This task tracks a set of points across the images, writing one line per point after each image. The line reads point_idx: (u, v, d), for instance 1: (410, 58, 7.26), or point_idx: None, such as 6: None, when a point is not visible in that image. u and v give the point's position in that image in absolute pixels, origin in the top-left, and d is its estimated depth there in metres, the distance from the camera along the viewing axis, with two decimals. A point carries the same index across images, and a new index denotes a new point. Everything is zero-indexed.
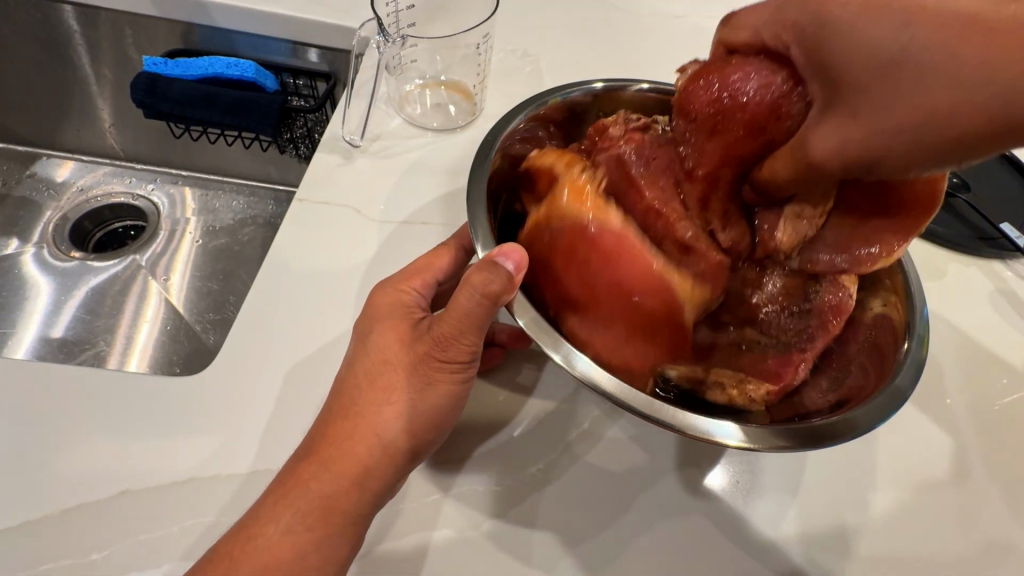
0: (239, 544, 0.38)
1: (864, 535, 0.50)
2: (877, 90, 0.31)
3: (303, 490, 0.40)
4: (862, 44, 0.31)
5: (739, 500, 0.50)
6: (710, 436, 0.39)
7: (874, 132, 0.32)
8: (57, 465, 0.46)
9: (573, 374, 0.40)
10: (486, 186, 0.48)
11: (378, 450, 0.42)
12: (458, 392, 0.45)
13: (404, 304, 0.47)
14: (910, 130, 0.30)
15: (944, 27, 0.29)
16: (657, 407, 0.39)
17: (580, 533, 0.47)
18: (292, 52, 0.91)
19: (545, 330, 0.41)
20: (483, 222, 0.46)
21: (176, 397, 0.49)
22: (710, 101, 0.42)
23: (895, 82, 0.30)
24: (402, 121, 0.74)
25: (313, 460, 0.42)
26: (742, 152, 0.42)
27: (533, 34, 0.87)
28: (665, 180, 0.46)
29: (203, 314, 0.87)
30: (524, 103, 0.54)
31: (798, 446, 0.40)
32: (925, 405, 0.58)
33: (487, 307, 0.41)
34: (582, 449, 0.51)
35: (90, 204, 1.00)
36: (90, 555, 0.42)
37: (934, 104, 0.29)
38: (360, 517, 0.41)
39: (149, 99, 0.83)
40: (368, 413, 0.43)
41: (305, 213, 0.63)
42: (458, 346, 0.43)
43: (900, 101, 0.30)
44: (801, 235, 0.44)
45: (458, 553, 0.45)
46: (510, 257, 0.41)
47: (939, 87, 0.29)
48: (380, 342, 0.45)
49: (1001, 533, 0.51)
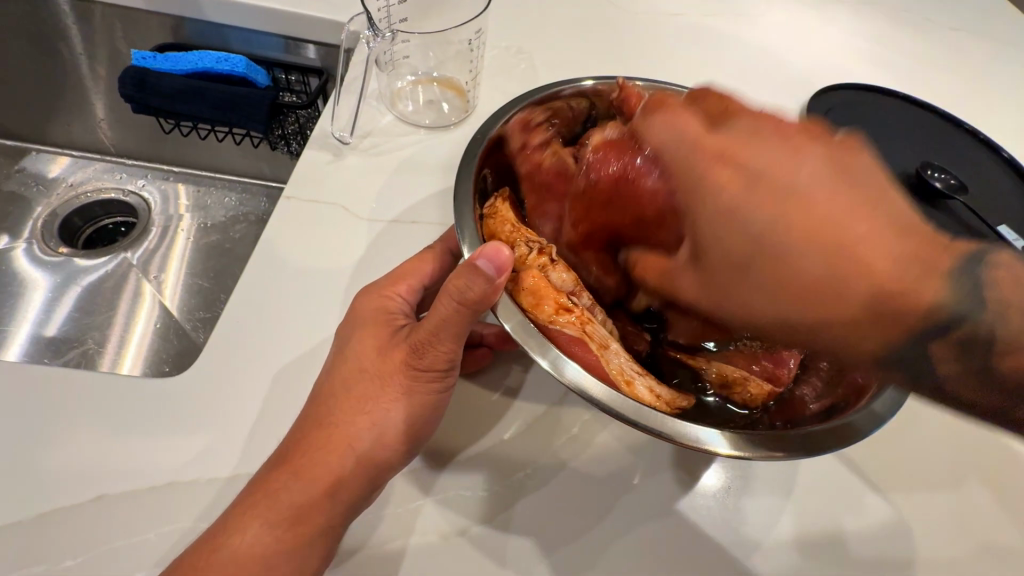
0: (210, 554, 0.38)
1: (854, 542, 0.49)
2: (730, 271, 0.32)
3: (274, 500, 0.40)
4: (730, 223, 0.31)
5: (727, 505, 0.49)
6: (696, 444, 0.38)
7: (720, 310, 0.34)
8: (34, 468, 0.45)
9: (561, 380, 0.39)
10: (473, 187, 0.47)
11: (353, 460, 0.41)
12: (436, 401, 0.44)
13: (387, 309, 0.47)
14: (737, 320, 0.33)
15: (781, 229, 0.29)
16: (647, 416, 0.38)
17: (564, 539, 0.46)
18: (284, 48, 0.90)
19: (531, 334, 0.40)
20: (470, 224, 0.44)
21: (157, 399, 0.48)
22: (612, 177, 0.44)
23: (753, 274, 0.30)
24: (394, 118, 0.73)
25: (286, 468, 0.41)
26: (612, 223, 0.46)
27: (528, 31, 0.85)
28: (554, 211, 0.53)
29: (192, 312, 0.86)
30: (513, 101, 0.53)
31: (793, 455, 0.39)
32: (918, 407, 0.57)
33: (466, 314, 0.41)
34: (569, 454, 0.50)
35: (80, 200, 0.99)
36: (66, 561, 0.41)
37: (759, 314, 0.31)
38: (335, 525, 0.40)
39: (138, 94, 0.82)
40: (345, 422, 0.42)
41: (294, 210, 0.62)
42: (436, 354, 0.42)
43: (750, 296, 0.31)
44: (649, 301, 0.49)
45: (440, 560, 0.44)
46: (491, 261, 0.39)
47: (761, 300, 0.31)
48: (358, 349, 0.44)
49: (996, 540, 0.50)
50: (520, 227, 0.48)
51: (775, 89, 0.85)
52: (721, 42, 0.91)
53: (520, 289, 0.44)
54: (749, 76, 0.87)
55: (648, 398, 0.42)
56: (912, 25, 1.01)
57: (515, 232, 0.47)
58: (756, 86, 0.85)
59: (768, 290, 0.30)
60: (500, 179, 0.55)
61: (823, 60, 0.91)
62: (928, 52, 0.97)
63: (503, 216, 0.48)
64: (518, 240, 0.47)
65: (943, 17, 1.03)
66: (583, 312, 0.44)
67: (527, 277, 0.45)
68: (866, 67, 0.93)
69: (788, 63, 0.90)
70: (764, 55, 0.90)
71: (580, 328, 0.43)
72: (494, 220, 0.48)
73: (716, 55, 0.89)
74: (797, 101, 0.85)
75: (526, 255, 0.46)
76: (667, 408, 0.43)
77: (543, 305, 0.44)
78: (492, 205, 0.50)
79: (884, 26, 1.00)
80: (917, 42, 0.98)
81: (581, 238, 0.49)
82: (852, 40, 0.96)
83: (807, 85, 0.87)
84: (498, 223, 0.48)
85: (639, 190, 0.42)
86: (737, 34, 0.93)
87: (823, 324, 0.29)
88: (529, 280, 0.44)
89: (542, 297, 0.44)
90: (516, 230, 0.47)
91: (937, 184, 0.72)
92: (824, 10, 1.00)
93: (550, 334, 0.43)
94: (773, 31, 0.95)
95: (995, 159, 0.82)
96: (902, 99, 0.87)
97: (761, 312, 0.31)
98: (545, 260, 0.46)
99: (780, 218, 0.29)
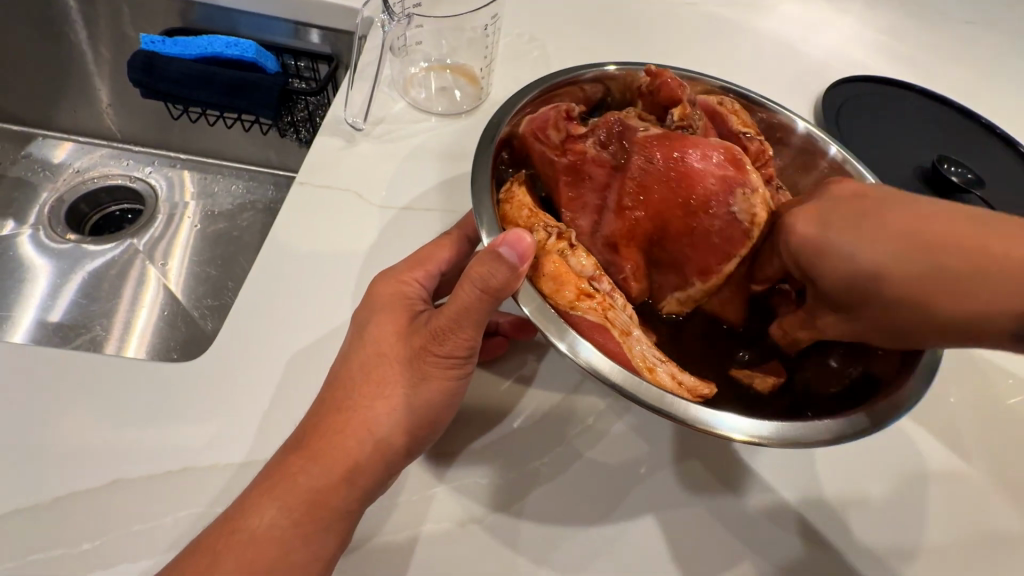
0: (224, 538, 0.37)
1: (869, 534, 0.49)
2: (846, 226, 0.40)
3: (291, 484, 0.39)
4: (835, 272, 0.40)
5: (741, 496, 0.49)
6: (719, 431, 0.37)
7: (845, 283, 0.39)
8: (45, 454, 0.44)
9: (578, 363, 0.38)
10: (491, 169, 0.47)
11: (370, 446, 0.41)
12: (455, 388, 0.44)
13: (405, 295, 0.46)
14: (858, 290, 0.39)
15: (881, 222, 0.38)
16: (665, 399, 0.38)
17: (578, 530, 0.46)
18: (293, 33, 0.89)
19: (551, 319, 0.39)
20: (487, 208, 0.44)
21: (170, 385, 0.48)
22: (672, 154, 0.48)
23: (890, 235, 0.38)
24: (407, 105, 0.72)
25: (303, 453, 0.40)
26: (666, 208, 0.48)
27: (539, 18, 0.84)
28: (594, 202, 0.50)
29: (200, 300, 0.86)
30: (532, 83, 0.52)
31: (808, 442, 0.38)
32: (932, 402, 0.57)
33: (489, 301, 0.40)
34: (584, 445, 0.50)
35: (87, 186, 0.98)
36: (81, 545, 0.41)
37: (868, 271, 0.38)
38: (350, 512, 0.40)
39: (146, 78, 0.81)
40: (362, 408, 0.42)
41: (305, 197, 0.62)
42: (455, 339, 0.42)
43: (865, 248, 0.38)
44: (685, 299, 0.50)
45: (453, 549, 0.44)
46: (515, 247, 0.39)
47: (860, 260, 0.38)
48: (377, 333, 0.44)
49: (1009, 536, 0.50)
50: (537, 212, 0.47)
51: (791, 80, 0.84)
52: (736, 32, 0.89)
53: (540, 275, 0.44)
54: (765, 67, 0.85)
55: (668, 383, 0.42)
56: (926, 18, 1.00)
57: (532, 216, 0.47)
58: (773, 77, 0.84)
59: (868, 247, 0.38)
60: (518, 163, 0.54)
61: (838, 51, 0.90)
62: (944, 43, 0.96)
63: (520, 199, 0.48)
64: (537, 224, 0.46)
65: (958, 8, 1.02)
66: (604, 299, 0.44)
67: (547, 261, 0.44)
68: (881, 58, 0.92)
69: (801, 54, 0.88)
70: (779, 45, 0.89)
71: (602, 314, 0.43)
72: (512, 202, 0.48)
73: (731, 45, 0.88)
74: (813, 91, 0.84)
75: (545, 240, 0.45)
76: (691, 395, 0.42)
77: (563, 291, 0.44)
78: (510, 189, 0.49)
79: (900, 17, 0.99)
80: (933, 33, 0.97)
81: (628, 231, 0.49)
82: (868, 31, 0.95)
83: (823, 76, 0.86)
84: (516, 207, 0.47)
85: (700, 174, 0.47)
86: (752, 24, 0.92)
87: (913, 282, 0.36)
88: (550, 265, 0.44)
89: (563, 282, 0.44)
90: (534, 214, 0.47)
91: (954, 178, 0.71)
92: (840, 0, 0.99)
93: (571, 321, 0.42)
94: (788, 20, 0.93)
95: (1010, 155, 0.81)
96: (919, 92, 0.86)
97: (863, 267, 0.38)
98: (565, 245, 0.45)
99: (854, 206, 0.41)
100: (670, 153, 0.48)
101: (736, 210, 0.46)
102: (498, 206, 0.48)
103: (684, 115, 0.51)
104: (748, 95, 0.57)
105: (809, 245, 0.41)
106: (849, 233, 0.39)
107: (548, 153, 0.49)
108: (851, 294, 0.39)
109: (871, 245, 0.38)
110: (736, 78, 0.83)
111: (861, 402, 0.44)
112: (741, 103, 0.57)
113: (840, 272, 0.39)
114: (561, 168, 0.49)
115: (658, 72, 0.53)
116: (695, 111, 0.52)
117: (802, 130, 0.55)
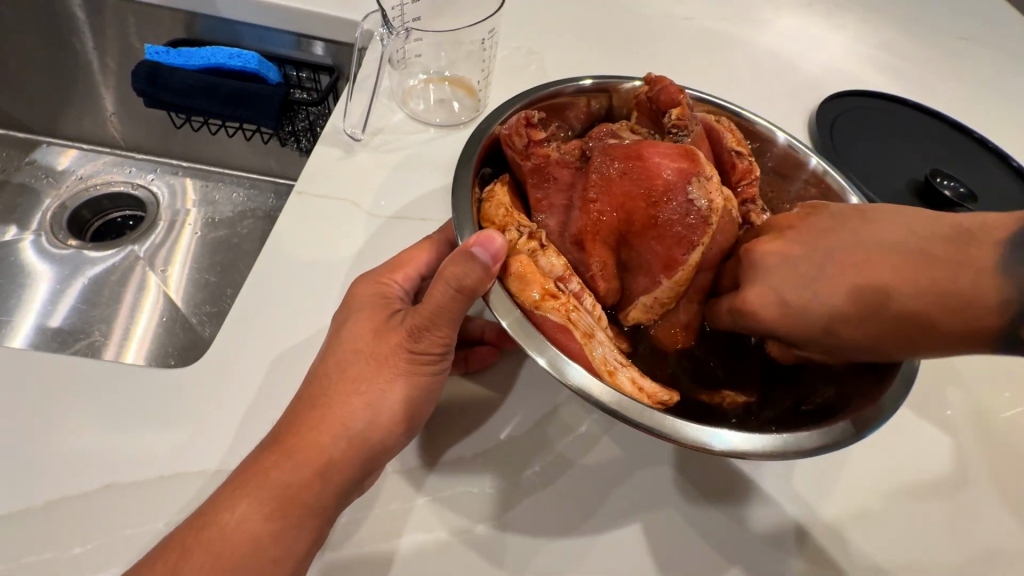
0: (196, 532, 0.36)
1: (861, 553, 0.48)
2: (807, 276, 0.41)
3: (264, 479, 0.38)
4: (821, 328, 0.40)
5: (733, 511, 0.48)
6: (698, 442, 0.37)
7: (831, 336, 0.40)
8: (38, 459, 0.44)
9: (565, 384, 0.37)
10: (471, 175, 0.47)
11: (346, 441, 0.40)
12: (431, 384, 0.44)
13: (385, 295, 0.47)
14: (849, 338, 0.39)
15: (838, 270, 0.39)
16: (630, 406, 0.37)
17: (569, 538, 0.45)
18: (295, 45, 0.91)
19: (528, 332, 0.38)
20: (467, 214, 0.44)
21: (165, 391, 0.48)
22: (630, 151, 0.49)
23: (854, 277, 0.38)
24: (405, 116, 0.73)
25: (276, 448, 0.40)
26: (630, 205, 0.48)
27: (539, 32, 0.86)
28: (561, 202, 0.50)
29: (199, 306, 0.86)
30: (519, 95, 0.53)
31: (787, 454, 0.37)
32: (925, 416, 0.57)
33: (462, 300, 0.40)
34: (576, 453, 0.49)
35: (89, 192, 0.99)
36: (74, 548, 0.41)
37: (847, 321, 0.39)
38: (325, 507, 0.39)
39: (150, 88, 0.82)
40: (338, 402, 0.41)
41: (303, 204, 0.63)
42: (431, 337, 0.42)
43: (830, 299, 0.39)
44: (649, 309, 0.50)
45: (441, 560, 0.42)
46: (487, 248, 0.39)
47: (836, 314, 0.39)
48: (354, 330, 0.44)
49: (1001, 549, 0.50)
50: (512, 212, 0.47)
51: (786, 93, 0.86)
52: (733, 46, 0.91)
53: (506, 272, 0.43)
54: (760, 81, 0.87)
55: (628, 389, 0.42)
56: (921, 34, 1.01)
57: (506, 217, 0.47)
58: (769, 92, 0.85)
59: (834, 298, 0.39)
60: (502, 168, 0.54)
61: (833, 66, 0.92)
62: (939, 60, 0.98)
63: (495, 202, 0.48)
64: (510, 224, 0.46)
65: (953, 26, 1.04)
66: (569, 300, 0.44)
67: (514, 259, 0.44)
68: (876, 73, 0.93)
69: (796, 67, 0.90)
70: (776, 59, 0.91)
71: (565, 315, 0.43)
72: (489, 203, 0.48)
73: (728, 59, 0.89)
74: (807, 104, 0.85)
75: (516, 239, 0.45)
76: (650, 401, 0.42)
77: (529, 290, 0.43)
78: (490, 190, 0.50)
79: (895, 33, 1.00)
80: (927, 50, 0.99)
81: (594, 226, 0.48)
82: (862, 46, 0.97)
83: (817, 89, 0.87)
84: (490, 209, 0.48)
85: (659, 170, 0.48)
86: (748, 39, 0.93)
87: (894, 315, 0.37)
88: (517, 264, 0.44)
89: (528, 282, 0.43)
90: (509, 214, 0.47)
91: (945, 193, 0.71)
92: (836, 16, 1.00)
93: (534, 321, 0.42)
94: (784, 35, 0.95)
95: (1001, 170, 0.82)
96: (912, 108, 0.87)
97: (841, 318, 0.39)
98: (535, 245, 0.45)
99: (804, 256, 0.42)
100: (626, 151, 0.49)
101: (694, 198, 0.47)
102: (476, 205, 0.48)
103: (679, 119, 0.52)
104: (741, 115, 0.57)
105: (786, 310, 0.41)
106: (820, 284, 0.40)
107: (517, 153, 0.49)
108: (841, 342, 0.40)
109: (838, 293, 0.39)
110: (731, 92, 0.85)
111: (829, 416, 0.43)
112: (722, 115, 0.57)
113: (820, 329, 0.40)
114: (530, 169, 0.49)
115: (659, 79, 0.53)
116: (692, 116, 0.53)
117: (783, 142, 0.56)
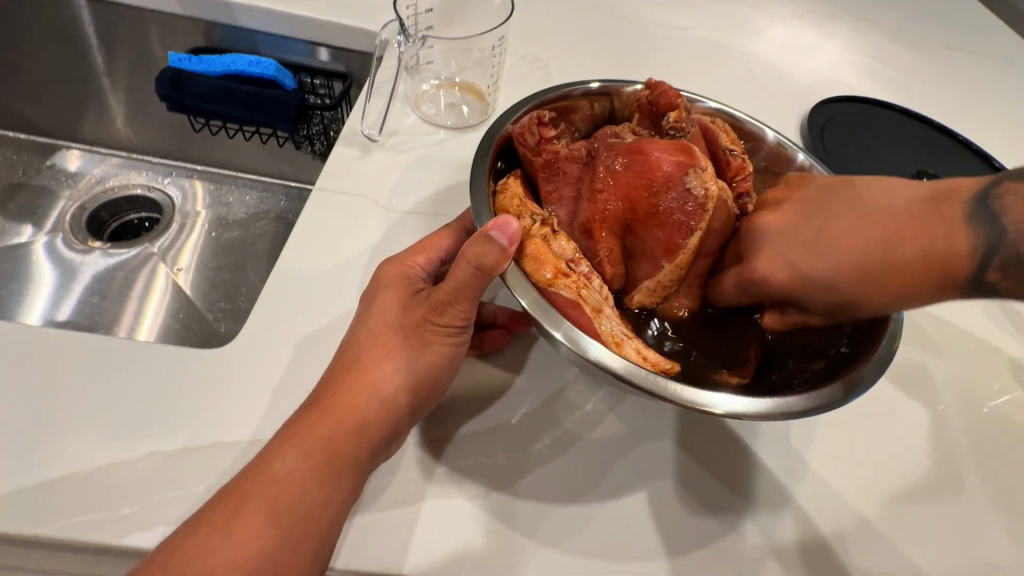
0: (252, 479, 0.40)
1: (850, 523, 0.51)
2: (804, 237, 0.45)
3: (308, 433, 0.41)
4: (823, 282, 0.43)
5: (730, 482, 0.51)
6: (699, 405, 0.40)
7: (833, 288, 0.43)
8: (76, 433, 0.47)
9: (582, 358, 0.40)
10: (487, 169, 0.51)
11: (377, 405, 0.44)
12: (452, 356, 0.47)
13: (408, 276, 0.50)
14: (848, 287, 0.42)
15: (831, 229, 0.44)
16: (637, 373, 0.40)
17: (575, 504, 0.48)
18: (310, 53, 0.95)
19: (544, 308, 0.42)
20: (484, 204, 0.48)
21: (193, 373, 0.51)
22: (633, 147, 0.53)
23: (845, 231, 0.43)
24: (418, 119, 0.77)
25: (313, 409, 0.43)
26: (634, 196, 0.52)
27: (545, 41, 0.90)
28: (569, 194, 0.54)
29: (214, 303, 0.90)
30: (529, 96, 0.57)
31: (781, 414, 0.41)
32: (914, 401, 0.61)
33: (481, 278, 0.44)
34: (582, 428, 0.52)
35: (107, 194, 1.03)
36: (123, 508, 0.44)
37: (845, 269, 0.42)
38: (360, 463, 0.42)
39: (173, 93, 0.86)
40: (368, 370, 0.45)
41: (323, 201, 0.66)
42: (453, 311, 0.46)
43: (827, 251, 0.43)
44: (654, 292, 0.54)
45: (455, 524, 0.45)
46: (504, 231, 0.43)
47: (835, 264, 0.42)
48: (382, 306, 0.48)
49: (981, 521, 0.54)
50: (526, 203, 0.51)
51: (779, 99, 0.90)
52: (727, 55, 0.96)
53: (522, 255, 0.47)
54: (755, 87, 0.91)
55: (634, 358, 0.46)
56: (909, 44, 1.06)
57: (521, 207, 0.51)
58: (763, 98, 0.90)
59: (830, 252, 0.43)
60: (512, 164, 0.58)
61: (824, 73, 0.96)
62: (927, 68, 1.02)
63: (510, 194, 0.52)
64: (524, 213, 0.50)
65: (941, 36, 1.09)
66: (579, 278, 0.48)
67: (529, 243, 0.48)
68: (865, 80, 0.98)
69: (788, 75, 0.94)
70: (769, 67, 0.95)
71: (576, 292, 0.46)
72: (504, 195, 0.52)
73: (724, 67, 0.94)
74: (800, 109, 0.89)
75: (530, 226, 0.49)
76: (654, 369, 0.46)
77: (543, 270, 0.47)
78: (504, 182, 0.53)
79: (885, 43, 1.05)
80: (915, 58, 1.03)
81: (600, 216, 0.52)
82: (853, 55, 1.01)
83: (808, 95, 0.92)
84: (506, 200, 0.51)
85: (661, 163, 0.51)
86: (743, 47, 0.98)
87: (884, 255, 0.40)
88: (531, 247, 0.47)
89: (542, 262, 0.47)
90: (523, 204, 0.51)
91: None
92: (827, 26, 1.05)
93: (548, 297, 0.46)
94: (777, 44, 1.00)
95: (988, 174, 0.86)
96: (900, 112, 0.91)
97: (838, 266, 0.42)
98: (547, 231, 0.49)
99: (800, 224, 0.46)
100: (629, 146, 0.53)
101: (691, 188, 0.51)
102: (492, 196, 0.52)
103: (677, 119, 0.56)
104: (736, 117, 0.61)
105: (790, 268, 0.45)
106: (817, 244, 0.44)
107: (529, 149, 0.53)
108: (843, 294, 0.42)
109: (832, 248, 0.43)
110: (727, 98, 0.89)
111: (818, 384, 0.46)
112: (717, 116, 0.61)
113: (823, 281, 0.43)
114: (541, 164, 0.53)
115: (658, 83, 0.58)
116: (688, 117, 0.57)
117: (772, 140, 0.60)
